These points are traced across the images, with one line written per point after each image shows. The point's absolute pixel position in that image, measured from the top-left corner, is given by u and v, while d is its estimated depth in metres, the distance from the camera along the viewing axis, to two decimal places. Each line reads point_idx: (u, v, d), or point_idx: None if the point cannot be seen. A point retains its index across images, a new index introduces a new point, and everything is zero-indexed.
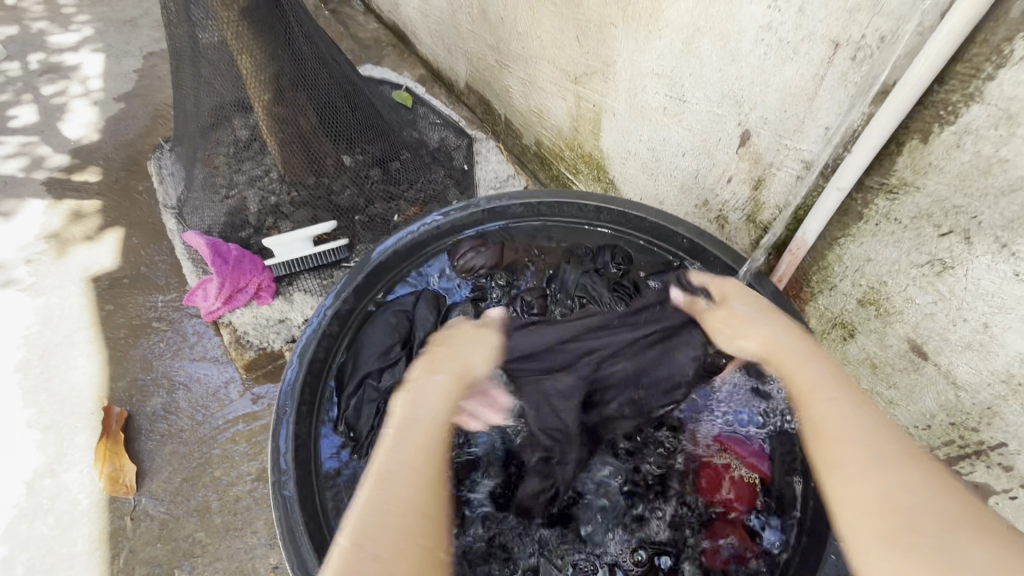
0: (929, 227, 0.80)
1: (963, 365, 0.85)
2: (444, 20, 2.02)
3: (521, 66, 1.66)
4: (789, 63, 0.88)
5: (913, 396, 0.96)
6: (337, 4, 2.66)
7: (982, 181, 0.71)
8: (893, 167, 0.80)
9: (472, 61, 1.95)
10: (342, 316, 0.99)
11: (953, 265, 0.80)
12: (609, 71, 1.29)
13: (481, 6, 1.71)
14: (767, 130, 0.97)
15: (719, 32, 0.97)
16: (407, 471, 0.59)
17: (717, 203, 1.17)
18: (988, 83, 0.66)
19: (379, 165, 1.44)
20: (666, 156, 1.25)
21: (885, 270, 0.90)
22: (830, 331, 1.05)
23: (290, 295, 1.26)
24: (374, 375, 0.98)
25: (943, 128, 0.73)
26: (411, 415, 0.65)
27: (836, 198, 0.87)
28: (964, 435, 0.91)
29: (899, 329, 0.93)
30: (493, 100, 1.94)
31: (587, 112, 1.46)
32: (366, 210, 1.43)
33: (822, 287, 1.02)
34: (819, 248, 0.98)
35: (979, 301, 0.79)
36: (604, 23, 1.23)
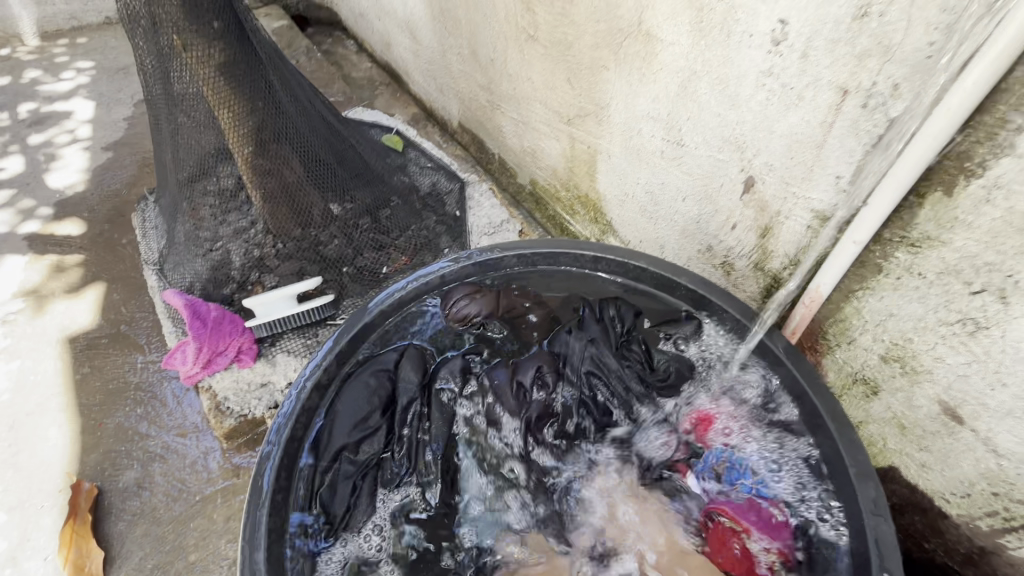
0: (958, 284, 0.73)
1: (1004, 433, 0.77)
2: (434, 61, 2.01)
3: (513, 107, 1.63)
4: (793, 109, 0.83)
5: (948, 461, 0.88)
6: (330, 46, 2.67)
7: (1016, 239, 0.65)
8: (914, 220, 0.74)
9: (464, 101, 1.93)
10: (323, 385, 0.92)
11: (988, 326, 0.72)
12: (602, 114, 1.25)
13: (472, 48, 1.69)
14: (773, 177, 0.92)
15: (716, 77, 0.92)
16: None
17: (721, 250, 1.11)
18: (1019, 135, 0.60)
19: (369, 214, 1.39)
20: (665, 200, 1.20)
21: (909, 327, 0.82)
22: (851, 388, 0.98)
23: (273, 356, 1.20)
24: (350, 447, 0.91)
25: (969, 180, 0.66)
26: None
27: (853, 251, 0.81)
28: (1008, 507, 0.82)
29: (928, 390, 0.85)
30: (486, 139, 1.91)
31: (581, 154, 1.41)
32: (354, 260, 1.36)
33: (840, 341, 0.95)
34: (834, 301, 0.92)
35: (1020, 365, 0.71)
36: (596, 66, 1.19)
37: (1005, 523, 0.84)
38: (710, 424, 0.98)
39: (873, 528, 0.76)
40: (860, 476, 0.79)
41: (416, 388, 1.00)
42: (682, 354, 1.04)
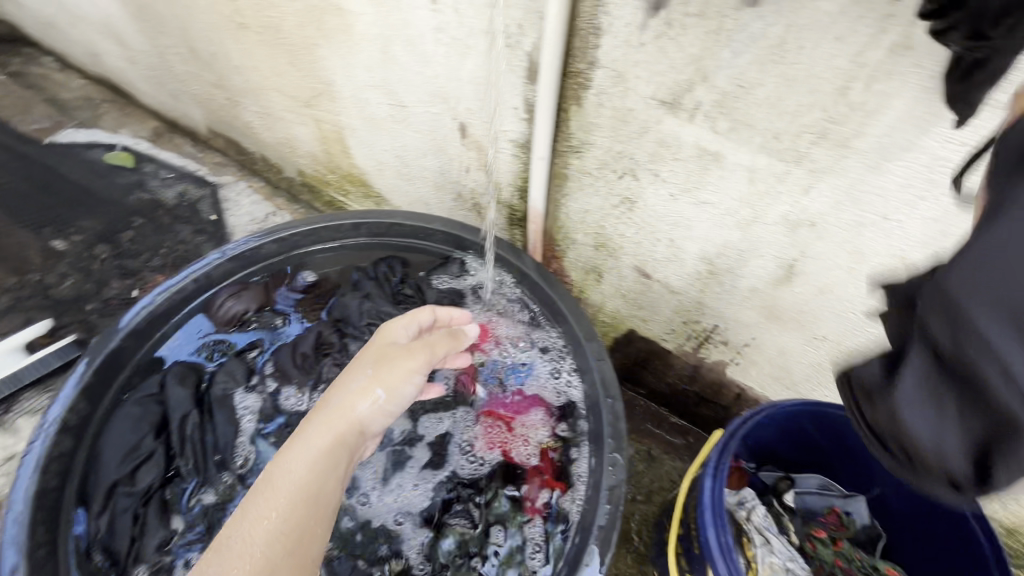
0: (610, 173, 0.96)
1: (673, 275, 1.04)
2: (154, 65, 1.81)
3: (253, 100, 1.58)
4: (467, 57, 0.97)
5: (655, 309, 1.15)
6: (19, 64, 2.22)
7: (625, 129, 0.87)
8: (570, 131, 0.94)
9: (202, 103, 1.80)
10: (72, 428, 0.83)
11: (636, 200, 0.96)
12: (332, 91, 1.29)
13: (188, 45, 1.58)
14: (476, 119, 1.07)
15: (405, 38, 1.02)
16: (254, 529, 0.59)
17: (468, 193, 1.27)
18: (598, 51, 0.81)
19: (106, 241, 1.29)
20: (412, 160, 1.30)
21: (600, 216, 1.05)
22: (587, 278, 1.20)
23: (14, 423, 1.05)
24: (124, 480, 0.83)
25: (587, 92, 0.87)
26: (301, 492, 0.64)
27: (543, 165, 0.99)
28: (695, 328, 1.11)
29: (626, 261, 1.09)
30: (241, 140, 1.81)
31: (331, 134, 1.44)
32: (99, 294, 1.23)
33: (567, 243, 1.16)
34: (551, 212, 1.11)
35: (661, 222, 0.96)
36: (309, 44, 1.22)
37: (697, 341, 1.14)
38: (487, 333, 1.09)
39: (600, 371, 0.92)
40: (587, 340, 0.95)
41: (185, 400, 0.92)
42: (455, 289, 1.13)
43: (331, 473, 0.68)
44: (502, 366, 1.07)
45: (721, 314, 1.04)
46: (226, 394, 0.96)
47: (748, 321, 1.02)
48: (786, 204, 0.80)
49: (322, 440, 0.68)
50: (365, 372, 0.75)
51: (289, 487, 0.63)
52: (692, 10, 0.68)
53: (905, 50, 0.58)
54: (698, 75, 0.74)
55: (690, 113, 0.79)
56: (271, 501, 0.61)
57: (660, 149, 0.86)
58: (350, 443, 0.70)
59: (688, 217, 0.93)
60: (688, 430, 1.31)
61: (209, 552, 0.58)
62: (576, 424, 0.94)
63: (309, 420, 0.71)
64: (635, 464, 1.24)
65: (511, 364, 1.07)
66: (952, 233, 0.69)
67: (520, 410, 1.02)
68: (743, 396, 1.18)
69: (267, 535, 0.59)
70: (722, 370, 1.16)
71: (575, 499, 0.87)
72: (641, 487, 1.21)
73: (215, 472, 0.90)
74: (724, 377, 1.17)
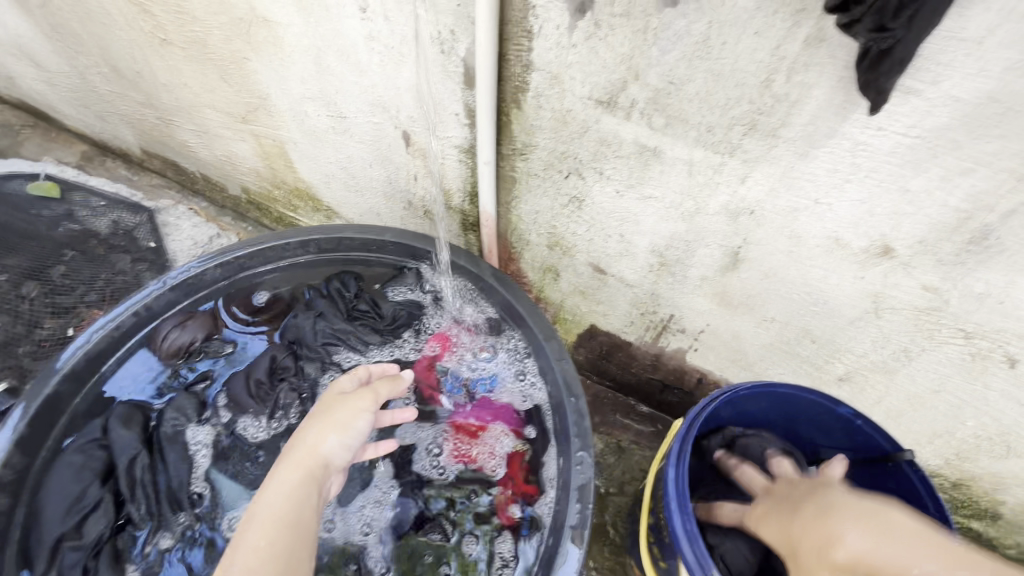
0: (557, 173, 0.96)
1: (626, 269, 1.06)
2: (76, 86, 1.71)
3: (186, 118, 1.51)
4: (403, 65, 0.95)
5: (613, 304, 1.16)
6: None
7: (566, 129, 0.88)
8: (513, 134, 0.94)
9: (133, 124, 1.71)
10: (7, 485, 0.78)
11: (584, 198, 0.97)
12: (268, 105, 1.25)
13: (110, 63, 1.49)
14: (419, 126, 1.05)
15: (338, 48, 1.00)
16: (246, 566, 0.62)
17: (418, 201, 1.25)
18: (532, 54, 0.80)
19: (34, 278, 1.23)
20: (358, 171, 1.27)
21: (551, 216, 1.05)
22: (544, 277, 1.21)
23: None
24: (70, 535, 0.79)
25: (525, 95, 0.87)
26: (276, 522, 0.66)
27: (489, 170, 0.98)
28: (652, 319, 1.14)
29: (580, 259, 1.10)
30: (178, 160, 1.74)
31: (272, 148, 1.40)
32: (31, 336, 1.16)
33: (522, 245, 1.16)
34: (503, 215, 1.11)
35: (610, 218, 0.98)
36: (239, 59, 1.17)
37: (656, 331, 1.16)
38: (449, 344, 1.09)
39: (563, 372, 0.92)
40: (547, 340, 0.95)
41: (130, 444, 0.87)
42: (412, 300, 1.12)
43: (306, 505, 0.70)
44: (466, 375, 1.06)
45: (676, 303, 1.07)
46: (176, 432, 0.92)
47: (702, 308, 1.04)
48: (726, 194, 0.82)
49: (291, 478, 0.70)
50: (323, 422, 0.77)
51: (270, 522, 0.66)
52: (618, 10, 0.68)
53: (819, 41, 0.60)
54: (630, 73, 0.75)
55: (626, 111, 0.80)
56: (258, 539, 0.64)
57: (602, 147, 0.87)
58: (319, 479, 0.73)
59: (635, 212, 0.94)
60: (655, 417, 1.34)
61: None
62: (543, 429, 0.95)
63: (277, 464, 0.73)
64: (606, 457, 1.25)
65: (475, 372, 1.06)
66: (878, 213, 0.73)
67: (487, 418, 1.01)
68: (704, 380, 1.21)
69: (259, 570, 0.62)
70: (682, 357, 1.18)
71: (546, 502, 0.87)
72: (613, 479, 1.22)
73: (171, 516, 0.86)
74: (684, 364, 1.20)
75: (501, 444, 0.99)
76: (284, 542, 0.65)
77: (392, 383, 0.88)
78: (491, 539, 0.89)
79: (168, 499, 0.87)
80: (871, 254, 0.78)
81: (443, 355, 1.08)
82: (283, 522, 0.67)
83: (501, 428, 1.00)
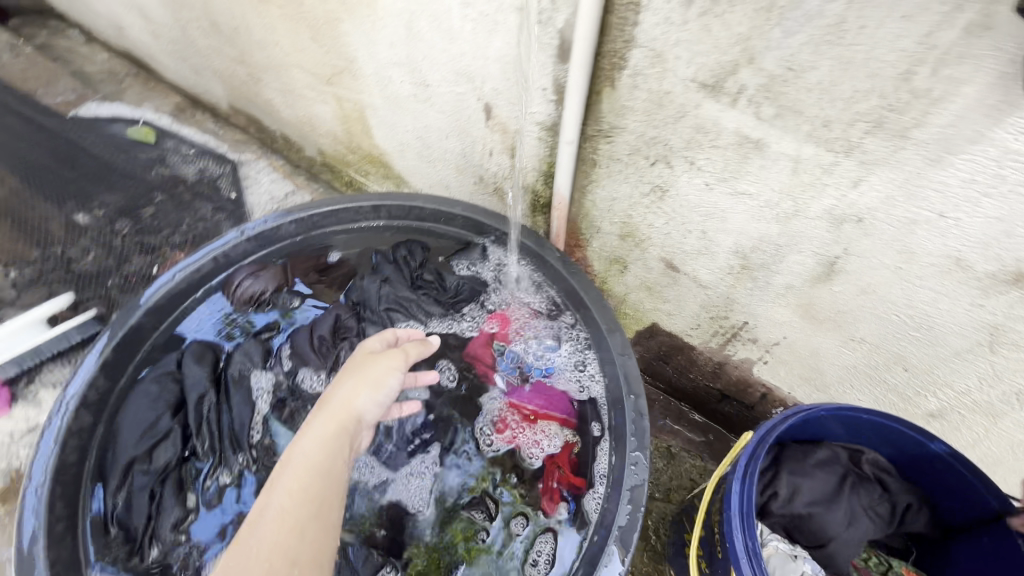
0: (642, 160, 0.91)
1: (702, 269, 1.00)
2: (177, 39, 1.79)
3: (274, 76, 1.55)
4: (495, 35, 0.92)
5: (681, 304, 1.11)
6: (46, 37, 2.22)
7: (660, 113, 0.83)
8: (601, 113, 0.90)
9: (224, 79, 1.78)
10: (92, 404, 0.84)
11: (668, 188, 0.92)
12: (354, 68, 1.26)
13: (210, 18, 1.55)
14: (502, 100, 1.03)
15: (431, 13, 0.98)
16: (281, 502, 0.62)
17: (490, 177, 1.23)
18: (636, 28, 0.76)
19: (128, 216, 1.30)
20: (434, 141, 1.26)
21: (628, 205, 1.00)
22: (609, 268, 1.16)
23: (38, 393, 1.06)
24: (141, 459, 0.83)
25: (621, 73, 0.82)
26: (308, 467, 0.66)
27: (570, 151, 0.95)
28: (722, 325, 1.07)
29: (653, 253, 1.05)
30: (261, 117, 1.80)
31: (352, 112, 1.41)
32: (120, 270, 1.22)
33: (592, 231, 1.12)
34: (576, 200, 1.07)
35: (693, 212, 0.92)
36: (332, 19, 1.18)
37: (724, 338, 1.10)
38: (508, 322, 1.06)
39: (624, 367, 0.89)
40: (610, 332, 0.92)
41: (201, 379, 0.92)
42: (476, 277, 1.10)
43: (339, 455, 0.70)
44: (521, 357, 1.04)
45: (752, 311, 1.00)
46: (241, 373, 0.96)
47: (781, 319, 0.97)
48: (832, 198, 0.75)
49: (325, 430, 0.71)
50: (358, 380, 0.77)
51: (305, 468, 0.66)
52: None
53: (983, 30, 0.53)
54: (743, 56, 0.69)
55: (732, 97, 0.74)
56: (292, 483, 0.64)
57: (697, 135, 0.82)
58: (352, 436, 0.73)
59: (723, 208, 0.88)
60: (708, 427, 1.28)
61: (246, 530, 0.60)
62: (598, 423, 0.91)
63: (312, 417, 0.73)
64: (653, 460, 1.21)
65: (531, 355, 1.03)
66: (1018, 234, 0.64)
67: (539, 405, 0.99)
68: (769, 395, 1.14)
69: (293, 510, 0.62)
70: (749, 368, 1.11)
71: (595, 497, 0.83)
72: (660, 484, 1.18)
73: (229, 454, 0.90)
74: (750, 376, 1.13)
75: (552, 433, 0.96)
76: (319, 486, 0.65)
77: (420, 345, 0.88)
78: (535, 529, 0.87)
79: (229, 438, 0.90)
80: (998, 279, 0.69)
81: (501, 334, 1.06)
82: (318, 466, 0.67)
83: (555, 417, 0.97)
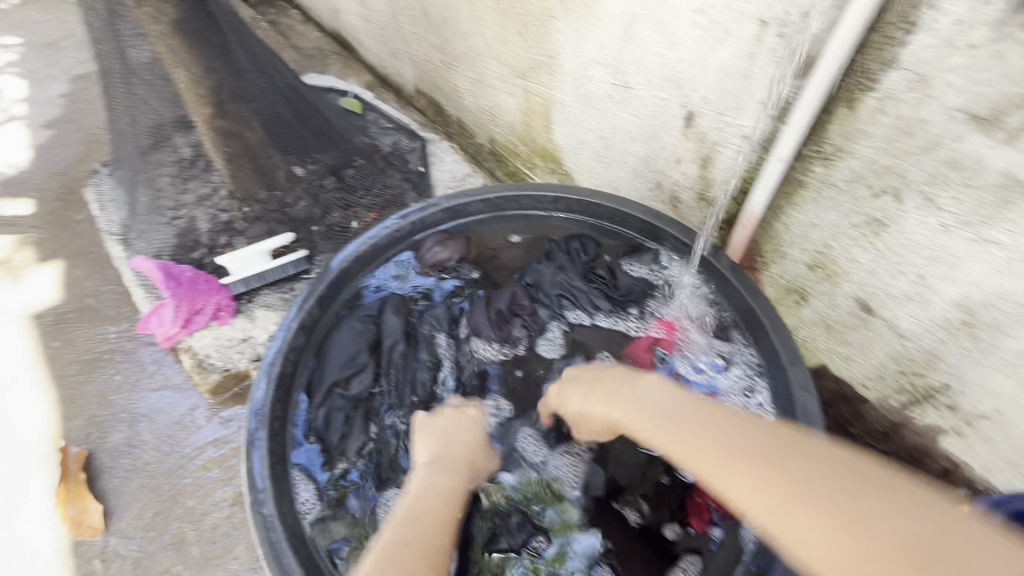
0: (863, 189, 0.86)
1: (906, 317, 0.92)
2: (385, 25, 2.00)
3: (468, 65, 1.67)
4: (723, 44, 0.92)
5: (865, 351, 1.02)
6: (274, 15, 2.59)
7: (904, 141, 0.77)
8: (827, 135, 0.85)
9: (418, 64, 1.95)
10: (307, 327, 0.97)
11: (888, 224, 0.85)
12: (554, 64, 1.32)
13: (423, 8, 1.71)
14: (709, 110, 1.02)
15: (656, 18, 1.00)
16: (425, 505, 0.75)
17: (669, 185, 1.23)
18: (902, 49, 0.71)
19: (333, 173, 1.43)
20: (617, 143, 1.29)
21: (829, 234, 0.95)
22: (785, 298, 1.10)
23: (252, 311, 1.25)
24: (341, 383, 0.98)
25: (867, 94, 0.78)
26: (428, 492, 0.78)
27: (779, 169, 0.91)
28: (912, 382, 0.97)
29: (845, 289, 0.98)
30: (443, 102, 1.95)
31: (537, 106, 1.48)
32: (323, 220, 1.40)
33: (774, 255, 1.06)
34: (766, 221, 1.03)
35: (914, 254, 0.85)
36: (546, 17, 1.25)
37: (910, 397, 0.99)
38: (675, 331, 1.07)
39: (801, 404, 0.86)
40: (791, 364, 0.90)
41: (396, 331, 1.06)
42: (645, 278, 1.11)
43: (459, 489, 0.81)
44: (682, 368, 1.03)
45: (959, 373, 0.89)
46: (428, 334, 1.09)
47: (998, 389, 0.86)
48: None
49: (449, 468, 0.83)
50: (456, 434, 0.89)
51: (435, 494, 0.77)
52: None
53: None
54: None
55: (1009, 134, 0.67)
56: (426, 501, 0.76)
57: (946, 170, 0.75)
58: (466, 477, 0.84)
59: (956, 255, 0.80)
60: None
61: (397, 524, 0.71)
62: None
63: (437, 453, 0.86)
64: None
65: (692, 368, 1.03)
66: None
67: None
68: (951, 472, 1.01)
69: (423, 520, 0.72)
70: (934, 437, 1.00)
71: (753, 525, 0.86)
72: None
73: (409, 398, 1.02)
74: (932, 446, 1.01)
75: None
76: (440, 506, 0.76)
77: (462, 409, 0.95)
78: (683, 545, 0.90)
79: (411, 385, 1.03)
80: None
81: (666, 339, 1.06)
82: (440, 490, 0.79)
83: None
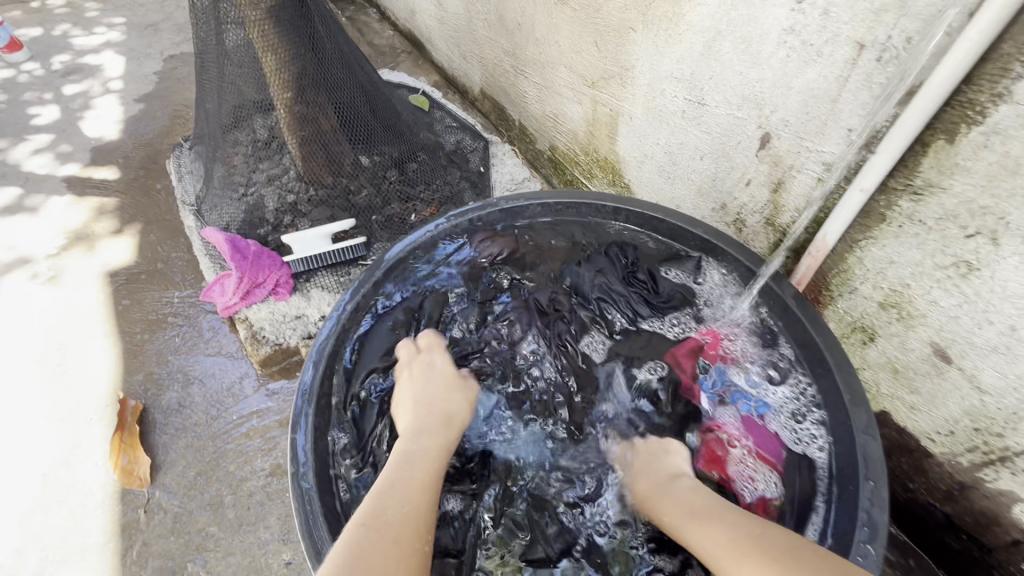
0: (954, 228, 0.80)
1: (989, 370, 0.85)
2: (459, 27, 2.05)
3: (537, 71, 1.69)
4: (812, 66, 0.88)
5: (935, 401, 0.95)
6: (353, 12, 2.70)
7: (1009, 181, 0.72)
8: (918, 168, 0.81)
9: (488, 68, 1.98)
10: (359, 310, 1.00)
11: (979, 268, 0.80)
12: (627, 76, 1.31)
13: (499, 13, 1.74)
14: (788, 132, 0.98)
15: (741, 35, 0.98)
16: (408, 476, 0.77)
17: (734, 207, 1.19)
18: (1017, 82, 0.67)
19: (397, 166, 1.45)
20: (683, 160, 1.26)
21: (908, 273, 0.89)
22: (849, 336, 1.04)
23: (308, 291, 1.29)
24: (378, 371, 1.00)
25: (970, 128, 0.73)
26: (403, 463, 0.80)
27: (859, 199, 0.87)
28: (988, 442, 0.90)
29: (920, 333, 0.92)
30: (507, 106, 1.97)
31: (603, 117, 1.47)
32: (383, 210, 1.43)
33: (842, 290, 1.01)
34: (838, 252, 0.98)
35: (1006, 303, 0.79)
36: (624, 28, 1.25)
37: (984, 457, 0.92)
38: (720, 344, 1.02)
39: (862, 447, 0.81)
40: (853, 406, 0.84)
41: (435, 326, 1.07)
42: (687, 285, 1.09)
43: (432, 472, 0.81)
44: (725, 384, 0.99)
45: None
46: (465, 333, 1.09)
47: None
48: None
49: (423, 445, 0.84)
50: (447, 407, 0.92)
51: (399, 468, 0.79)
52: None
53: None
54: None
55: None
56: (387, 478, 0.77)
57: None
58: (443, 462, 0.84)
59: None
60: (910, 549, 1.09)
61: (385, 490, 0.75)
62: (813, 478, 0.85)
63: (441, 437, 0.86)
64: None
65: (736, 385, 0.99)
66: None
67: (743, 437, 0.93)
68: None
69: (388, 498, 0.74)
70: (1007, 504, 0.92)
71: None
72: None
73: None
74: (1005, 514, 0.93)
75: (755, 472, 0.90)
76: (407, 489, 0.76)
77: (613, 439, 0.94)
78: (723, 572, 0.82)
79: None
80: None
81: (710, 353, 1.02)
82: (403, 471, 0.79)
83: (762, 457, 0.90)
